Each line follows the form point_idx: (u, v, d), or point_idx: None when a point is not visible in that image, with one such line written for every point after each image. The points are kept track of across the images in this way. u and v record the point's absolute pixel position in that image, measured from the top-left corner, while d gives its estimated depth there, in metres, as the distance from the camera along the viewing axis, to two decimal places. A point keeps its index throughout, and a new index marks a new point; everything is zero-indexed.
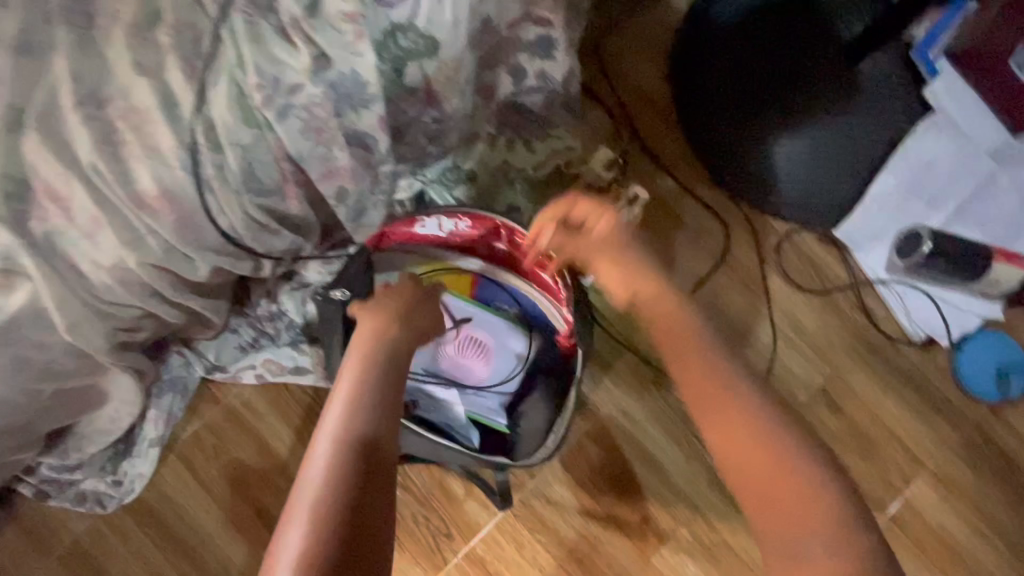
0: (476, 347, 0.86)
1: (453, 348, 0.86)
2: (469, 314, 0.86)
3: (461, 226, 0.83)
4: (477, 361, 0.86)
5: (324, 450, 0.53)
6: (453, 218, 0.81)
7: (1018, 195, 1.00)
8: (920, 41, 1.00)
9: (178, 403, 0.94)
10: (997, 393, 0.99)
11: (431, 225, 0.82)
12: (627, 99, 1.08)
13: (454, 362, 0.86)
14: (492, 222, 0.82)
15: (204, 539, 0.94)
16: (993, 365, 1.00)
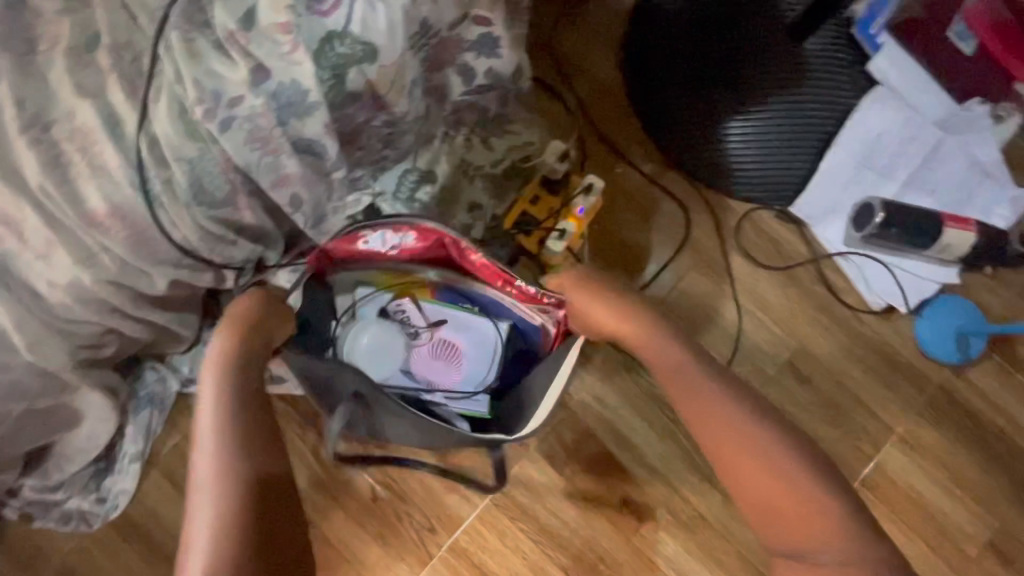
0: (446, 340, 0.89)
1: (425, 347, 0.89)
2: (441, 315, 0.89)
3: (407, 239, 0.81)
4: (450, 355, 0.89)
5: (206, 490, 0.53)
6: (397, 232, 0.80)
7: (964, 161, 1.03)
8: (861, 18, 1.01)
9: (156, 419, 0.95)
10: (958, 355, 1.02)
11: (376, 240, 0.81)
12: (582, 91, 1.10)
13: (428, 360, 0.89)
14: (434, 231, 0.79)
15: None
16: (954, 330, 1.02)
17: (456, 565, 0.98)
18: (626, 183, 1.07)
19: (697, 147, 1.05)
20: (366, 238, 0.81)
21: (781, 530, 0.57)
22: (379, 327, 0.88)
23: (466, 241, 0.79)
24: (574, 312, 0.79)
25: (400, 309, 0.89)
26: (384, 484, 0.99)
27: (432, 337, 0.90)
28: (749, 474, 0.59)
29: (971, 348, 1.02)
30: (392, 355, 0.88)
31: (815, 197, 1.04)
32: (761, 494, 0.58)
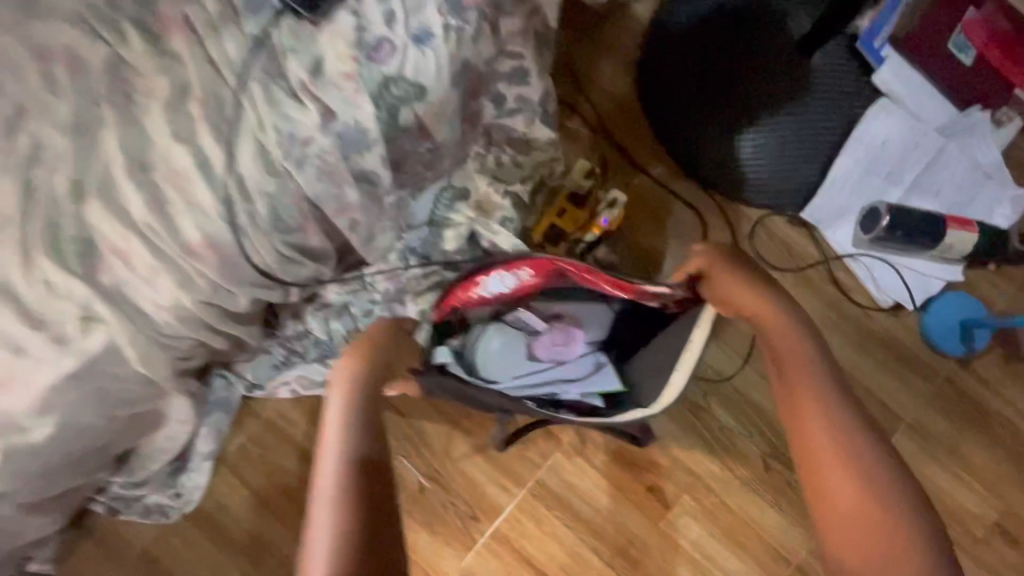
0: (565, 328, 0.94)
1: (545, 339, 0.94)
2: (556, 310, 0.95)
3: (520, 275, 0.87)
4: (568, 342, 0.94)
5: (328, 479, 0.58)
6: (513, 270, 0.86)
7: (966, 164, 1.09)
8: (865, 32, 1.07)
9: (224, 420, 1.06)
10: (961, 348, 1.09)
11: (493, 283, 0.88)
12: (602, 108, 1.18)
13: (552, 350, 0.94)
14: (548, 261, 0.84)
15: (258, 536, 1.08)
16: (956, 322, 1.09)
17: (497, 550, 1.07)
18: (645, 193, 1.16)
19: (714, 156, 1.11)
20: (487, 283, 0.88)
21: (847, 536, 0.58)
22: (501, 333, 0.94)
23: (572, 267, 0.83)
24: (715, 288, 0.75)
25: (517, 317, 0.95)
26: (430, 477, 1.08)
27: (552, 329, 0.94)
28: (834, 476, 0.60)
29: (976, 340, 1.09)
30: (519, 357, 0.94)
31: (825, 201, 1.10)
32: (841, 498, 0.59)
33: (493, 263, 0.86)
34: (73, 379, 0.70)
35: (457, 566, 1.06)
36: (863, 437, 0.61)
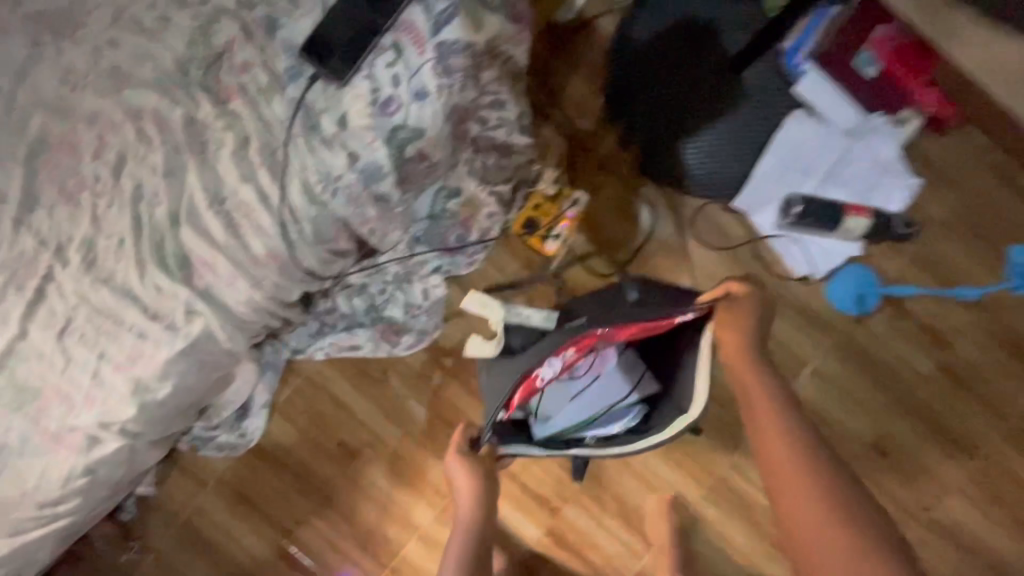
0: (600, 362, 1.20)
1: (588, 374, 1.21)
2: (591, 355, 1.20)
3: (566, 353, 1.08)
4: (603, 362, 1.21)
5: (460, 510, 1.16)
6: (559, 353, 1.07)
7: (870, 160, 1.33)
8: (789, 50, 1.29)
9: (274, 377, 1.35)
10: (855, 308, 1.37)
11: (545, 369, 1.09)
12: (572, 113, 1.39)
13: (596, 378, 1.20)
14: (587, 336, 1.05)
15: (304, 464, 1.40)
16: (855, 292, 1.36)
17: None
18: (608, 189, 1.39)
19: (662, 157, 1.34)
20: (542, 370, 1.08)
21: (808, 533, 0.76)
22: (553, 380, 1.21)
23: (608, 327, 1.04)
24: (718, 323, 1.02)
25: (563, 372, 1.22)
26: (436, 415, 1.40)
27: (591, 367, 1.21)
28: (788, 481, 0.82)
29: (867, 303, 1.37)
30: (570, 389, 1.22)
31: (753, 193, 1.34)
32: (797, 500, 0.80)
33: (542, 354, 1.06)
34: (182, 356, 0.97)
35: None
36: (806, 447, 0.85)
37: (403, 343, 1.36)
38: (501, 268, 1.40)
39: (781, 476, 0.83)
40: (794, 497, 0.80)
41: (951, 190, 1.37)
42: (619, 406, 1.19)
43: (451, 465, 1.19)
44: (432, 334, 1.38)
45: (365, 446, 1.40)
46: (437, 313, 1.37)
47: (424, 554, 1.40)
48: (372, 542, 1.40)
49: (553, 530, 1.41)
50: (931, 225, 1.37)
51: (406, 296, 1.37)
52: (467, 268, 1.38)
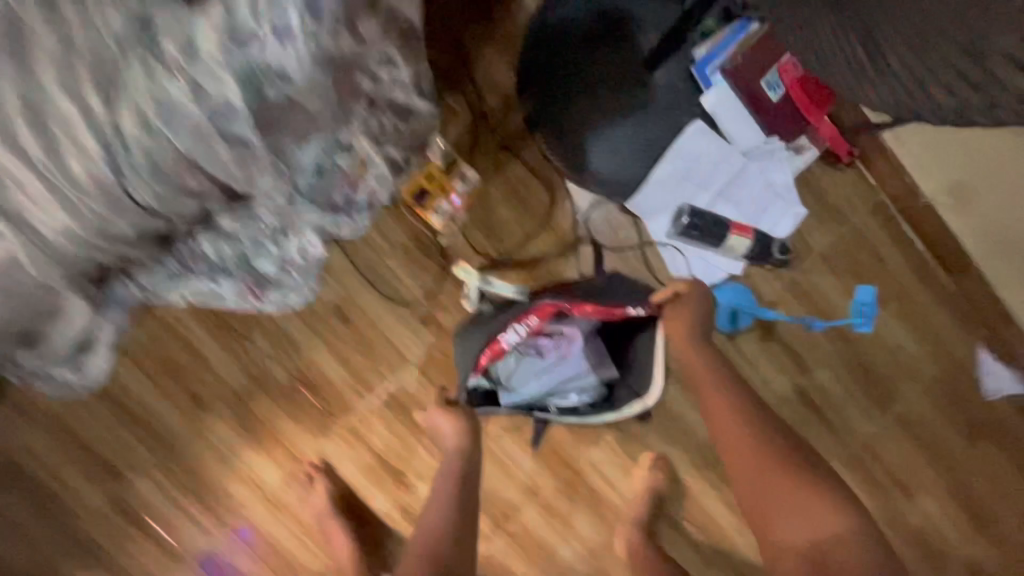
0: (564, 338, 1.29)
1: (551, 347, 1.29)
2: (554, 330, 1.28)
3: (530, 323, 1.15)
4: (570, 344, 1.29)
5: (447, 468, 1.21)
6: (523, 320, 1.14)
7: (761, 182, 1.35)
8: (700, 59, 1.26)
9: (124, 317, 1.23)
10: (729, 325, 1.38)
11: (512, 334, 1.15)
12: (481, 87, 1.34)
13: (557, 352, 1.30)
14: (549, 306, 1.13)
15: (151, 412, 1.32)
16: (730, 308, 1.38)
17: (348, 437, 1.38)
18: (506, 171, 1.35)
19: (565, 146, 1.29)
20: (509, 334, 1.14)
21: (781, 497, 1.04)
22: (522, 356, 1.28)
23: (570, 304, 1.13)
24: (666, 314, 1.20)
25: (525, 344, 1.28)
26: (301, 378, 1.36)
27: (553, 342, 1.30)
28: (740, 455, 1.10)
29: (740, 321, 1.39)
30: (537, 366, 1.29)
31: (648, 197, 1.33)
32: (747, 467, 1.08)
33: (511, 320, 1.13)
34: None
35: (314, 447, 1.37)
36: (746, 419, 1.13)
37: (270, 299, 1.30)
38: (385, 235, 1.34)
39: (738, 451, 1.10)
40: (743, 464, 1.09)
41: (835, 225, 1.41)
42: (578, 385, 1.30)
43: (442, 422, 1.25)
44: (305, 296, 1.31)
45: (218, 400, 1.33)
46: (312, 273, 1.30)
47: (269, 514, 1.38)
48: (213, 497, 1.35)
49: (403, 504, 1.42)
50: (811, 255, 1.41)
51: (280, 251, 1.28)
52: (348, 231, 1.31)
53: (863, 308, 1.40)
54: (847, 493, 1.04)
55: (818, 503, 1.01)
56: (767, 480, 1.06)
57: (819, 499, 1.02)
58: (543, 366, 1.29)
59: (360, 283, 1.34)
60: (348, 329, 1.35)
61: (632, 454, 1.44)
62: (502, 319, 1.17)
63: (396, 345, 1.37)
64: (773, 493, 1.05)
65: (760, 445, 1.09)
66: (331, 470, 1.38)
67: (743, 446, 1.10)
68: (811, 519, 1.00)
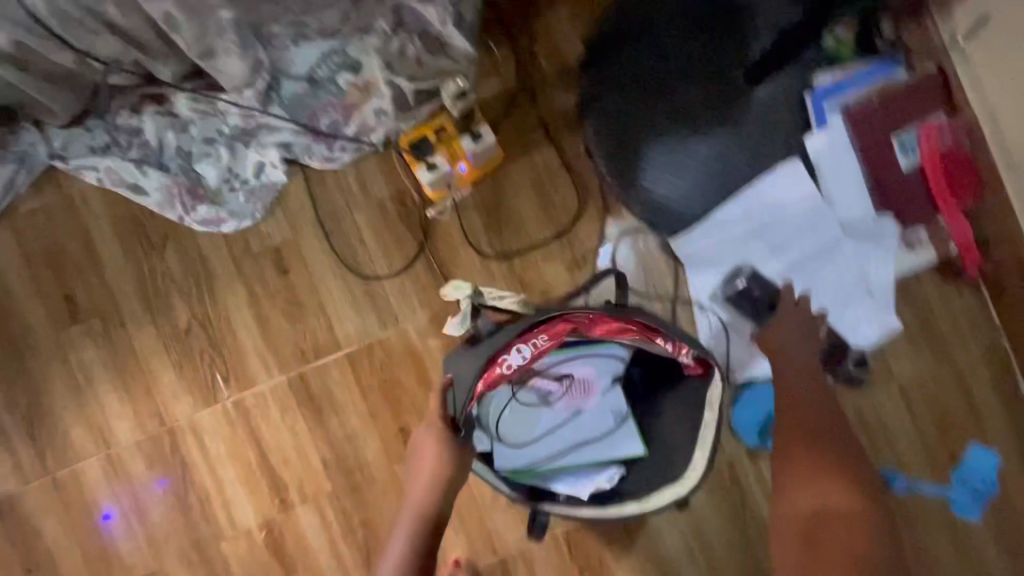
0: (581, 384, 0.91)
1: (561, 394, 0.92)
2: (567, 370, 0.90)
3: (538, 343, 0.80)
4: (586, 392, 0.91)
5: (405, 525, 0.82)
6: (529, 338, 0.79)
7: (854, 268, 1.01)
8: (821, 87, 0.97)
9: (22, 177, 1.01)
10: (757, 438, 1.05)
11: (514, 358, 0.79)
12: (538, 44, 1.06)
13: (568, 402, 0.92)
14: (566, 322, 0.80)
15: (12, 301, 1.05)
16: (765, 414, 1.04)
17: (233, 417, 1.06)
18: (536, 155, 1.06)
19: (618, 145, 1.00)
20: (508, 358, 0.79)
21: (809, 459, 0.83)
22: (518, 399, 0.91)
23: (585, 314, 0.80)
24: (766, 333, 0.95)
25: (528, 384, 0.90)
26: (201, 323, 1.06)
27: (565, 387, 0.91)
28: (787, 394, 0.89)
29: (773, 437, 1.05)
30: (539, 420, 0.92)
31: (699, 241, 1.01)
32: (790, 411, 0.87)
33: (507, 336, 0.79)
34: None
35: (188, 414, 1.06)
36: (810, 363, 0.91)
37: (198, 213, 1.02)
38: (365, 186, 1.06)
39: (787, 388, 0.90)
40: (791, 411, 0.87)
41: (931, 356, 1.05)
42: (592, 462, 0.91)
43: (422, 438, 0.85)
44: (243, 221, 1.04)
45: (96, 313, 1.05)
46: (261, 199, 1.04)
47: (103, 479, 1.05)
48: (45, 433, 1.05)
49: (272, 525, 1.06)
50: (888, 384, 1.06)
51: (232, 161, 1.03)
52: (319, 164, 1.04)
53: (986, 485, 1.04)
54: (872, 491, 0.81)
55: (829, 475, 0.81)
56: (804, 433, 0.85)
57: (848, 495, 0.79)
58: (548, 421, 0.92)
59: (314, 233, 1.06)
60: (280, 283, 1.06)
61: (580, 565, 1.06)
62: (500, 336, 0.83)
63: (332, 323, 1.06)
64: (801, 460, 0.83)
65: (816, 434, 0.84)
66: (198, 449, 1.06)
67: (796, 388, 0.89)
68: (824, 498, 0.79)
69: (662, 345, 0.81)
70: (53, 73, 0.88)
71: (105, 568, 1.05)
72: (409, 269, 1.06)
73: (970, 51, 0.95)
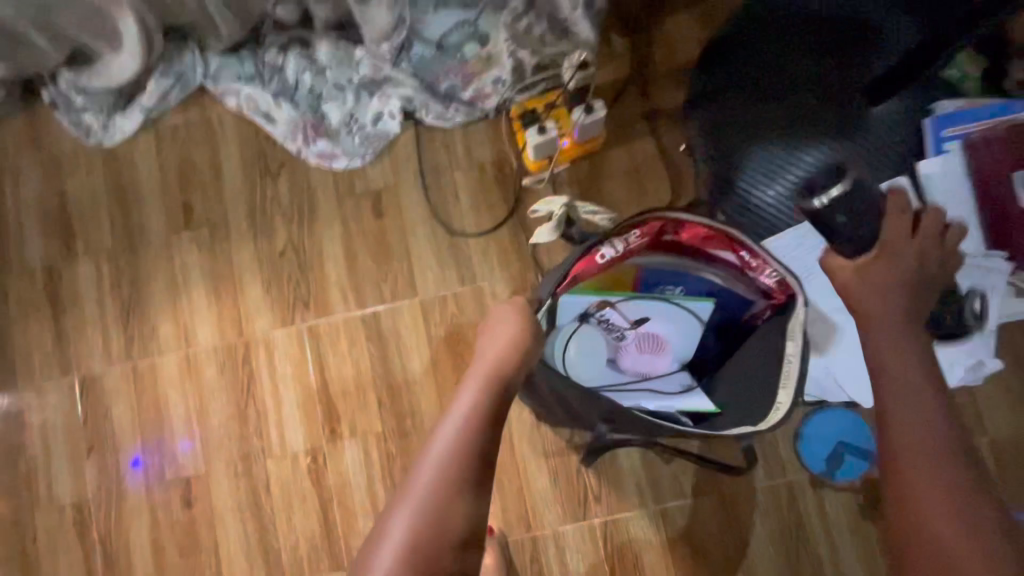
0: (653, 335, 0.87)
1: (631, 345, 0.87)
2: (644, 315, 0.85)
3: (631, 240, 0.79)
4: (656, 347, 0.88)
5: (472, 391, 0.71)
6: (623, 233, 0.78)
7: (956, 303, 0.94)
8: (943, 113, 0.95)
9: (174, 92, 1.14)
10: (824, 465, 1.00)
11: (605, 252, 0.78)
12: (655, 44, 1.11)
13: (636, 353, 0.88)
14: (659, 223, 0.78)
15: (138, 199, 1.15)
16: (834, 437, 1.01)
17: (305, 340, 1.11)
18: (636, 144, 1.09)
19: (720, 146, 1.01)
20: (603, 248, 0.78)
21: (931, 506, 0.62)
22: (589, 336, 0.85)
23: (685, 222, 0.78)
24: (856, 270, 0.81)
25: (602, 317, 0.84)
26: (295, 247, 1.13)
27: (637, 334, 0.87)
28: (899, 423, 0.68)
29: (841, 467, 1.00)
30: (605, 366, 0.87)
31: (789, 247, 0.99)
32: (903, 447, 0.66)
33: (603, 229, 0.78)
34: None
35: (265, 330, 1.11)
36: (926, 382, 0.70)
37: (316, 147, 1.11)
38: (469, 148, 1.12)
39: (893, 413, 0.69)
40: (903, 443, 0.66)
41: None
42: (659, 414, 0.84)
43: (503, 313, 0.79)
44: (353, 161, 1.12)
45: (207, 222, 1.14)
46: (374, 144, 1.11)
47: (175, 377, 1.11)
48: (137, 324, 1.13)
49: (319, 453, 1.08)
50: (979, 438, 0.98)
51: (355, 106, 1.12)
52: (433, 121, 1.11)
53: None
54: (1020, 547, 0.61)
55: (962, 528, 0.60)
56: (924, 474, 0.64)
57: (985, 539, 0.60)
58: (612, 369, 0.87)
59: (414, 183, 1.12)
60: (374, 225, 1.12)
61: (613, 562, 1.02)
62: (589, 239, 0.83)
63: (413, 270, 1.11)
64: (920, 507, 0.62)
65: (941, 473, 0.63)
66: (267, 364, 1.11)
67: (910, 417, 0.68)
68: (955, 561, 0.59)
69: (746, 260, 0.79)
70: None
71: (159, 461, 1.10)
72: (496, 230, 1.10)
73: None
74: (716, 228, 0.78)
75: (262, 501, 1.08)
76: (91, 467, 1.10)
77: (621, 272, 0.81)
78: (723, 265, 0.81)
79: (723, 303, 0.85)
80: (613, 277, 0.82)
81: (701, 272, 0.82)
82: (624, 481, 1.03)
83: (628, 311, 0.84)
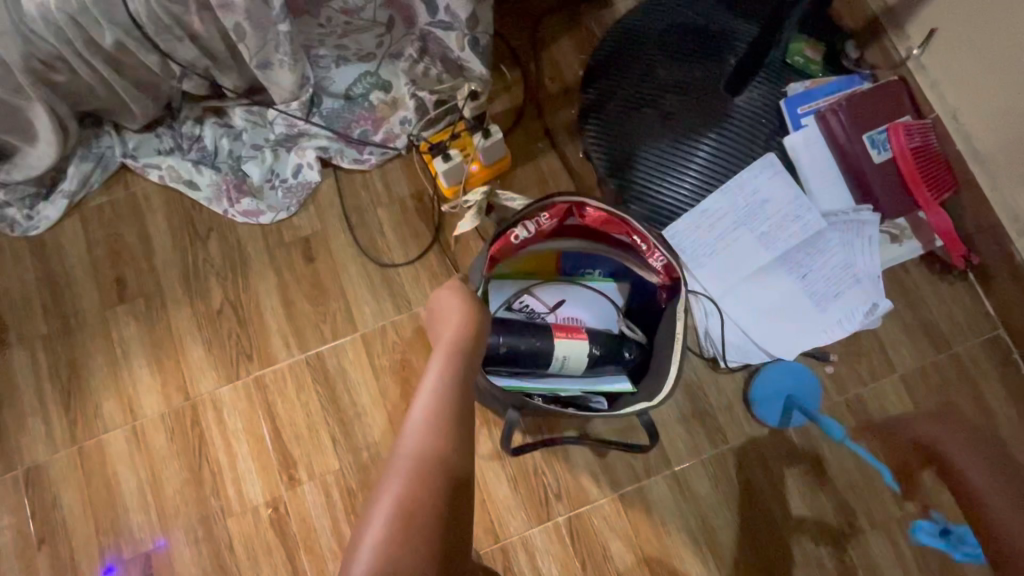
0: (569, 316, 0.98)
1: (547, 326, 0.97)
2: (560, 297, 0.98)
3: (541, 221, 0.91)
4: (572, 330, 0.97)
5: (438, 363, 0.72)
6: (533, 216, 0.90)
7: (840, 254, 1.06)
8: (794, 94, 1.09)
9: (96, 173, 1.18)
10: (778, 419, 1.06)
11: (520, 231, 0.90)
12: (544, 70, 1.22)
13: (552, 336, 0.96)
14: (564, 208, 0.90)
15: (69, 282, 1.17)
16: (782, 394, 1.06)
17: (252, 394, 1.12)
18: (540, 160, 1.18)
19: (613, 147, 1.10)
20: (517, 230, 0.90)
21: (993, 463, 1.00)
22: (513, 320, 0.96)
23: (587, 207, 0.90)
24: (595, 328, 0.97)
25: (523, 304, 0.97)
26: (232, 304, 1.15)
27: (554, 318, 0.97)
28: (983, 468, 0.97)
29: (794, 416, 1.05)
30: None
31: (690, 231, 1.07)
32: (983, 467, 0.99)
33: (517, 210, 0.89)
34: None
35: (211, 389, 1.12)
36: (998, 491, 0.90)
37: (241, 205, 1.16)
38: (388, 185, 1.19)
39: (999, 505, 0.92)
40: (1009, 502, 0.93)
41: (929, 345, 1.07)
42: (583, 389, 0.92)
43: (445, 294, 0.81)
44: (277, 212, 1.17)
45: (141, 293, 1.16)
46: (298, 194, 1.17)
47: (124, 453, 1.11)
48: (78, 406, 1.12)
49: (279, 503, 1.08)
50: (890, 374, 1.07)
51: (275, 162, 1.18)
52: (350, 165, 1.18)
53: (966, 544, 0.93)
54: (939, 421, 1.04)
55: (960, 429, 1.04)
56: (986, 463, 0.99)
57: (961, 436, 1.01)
58: None
59: (340, 225, 1.18)
60: (307, 270, 1.16)
61: (583, 557, 1.04)
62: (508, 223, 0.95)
63: (351, 308, 1.15)
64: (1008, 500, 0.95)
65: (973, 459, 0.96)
66: (216, 423, 1.11)
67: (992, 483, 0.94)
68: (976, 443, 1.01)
69: (639, 244, 0.93)
70: (140, 79, 1.08)
71: (114, 541, 1.08)
72: (425, 256, 1.16)
73: (926, 61, 1.10)
74: (612, 215, 0.91)
75: (227, 562, 1.06)
76: (44, 561, 1.07)
77: (538, 252, 0.95)
78: (619, 245, 0.96)
79: (635, 288, 1.00)
80: (533, 257, 0.96)
81: (605, 253, 0.97)
82: (580, 475, 1.06)
83: (541, 290, 0.98)
